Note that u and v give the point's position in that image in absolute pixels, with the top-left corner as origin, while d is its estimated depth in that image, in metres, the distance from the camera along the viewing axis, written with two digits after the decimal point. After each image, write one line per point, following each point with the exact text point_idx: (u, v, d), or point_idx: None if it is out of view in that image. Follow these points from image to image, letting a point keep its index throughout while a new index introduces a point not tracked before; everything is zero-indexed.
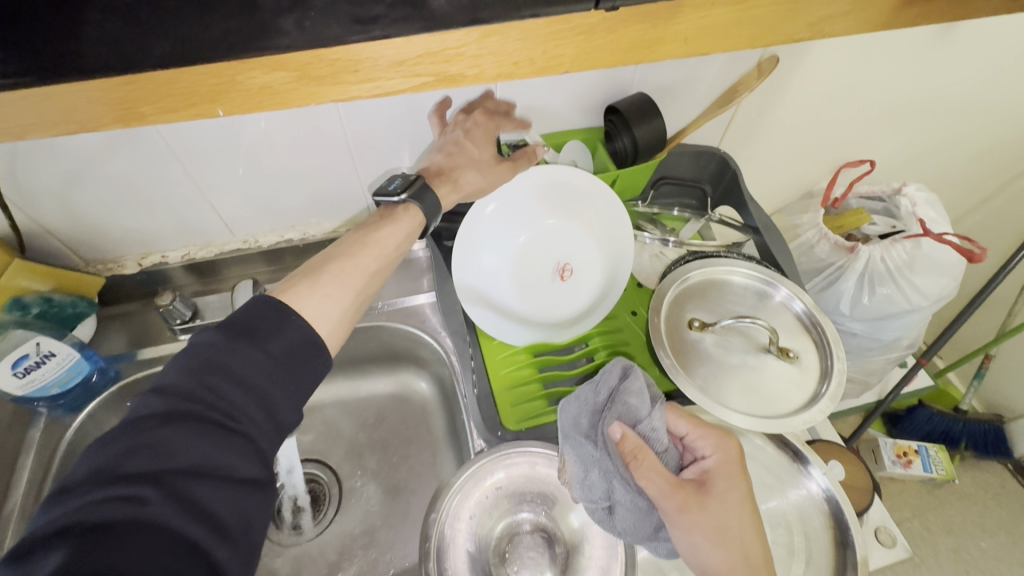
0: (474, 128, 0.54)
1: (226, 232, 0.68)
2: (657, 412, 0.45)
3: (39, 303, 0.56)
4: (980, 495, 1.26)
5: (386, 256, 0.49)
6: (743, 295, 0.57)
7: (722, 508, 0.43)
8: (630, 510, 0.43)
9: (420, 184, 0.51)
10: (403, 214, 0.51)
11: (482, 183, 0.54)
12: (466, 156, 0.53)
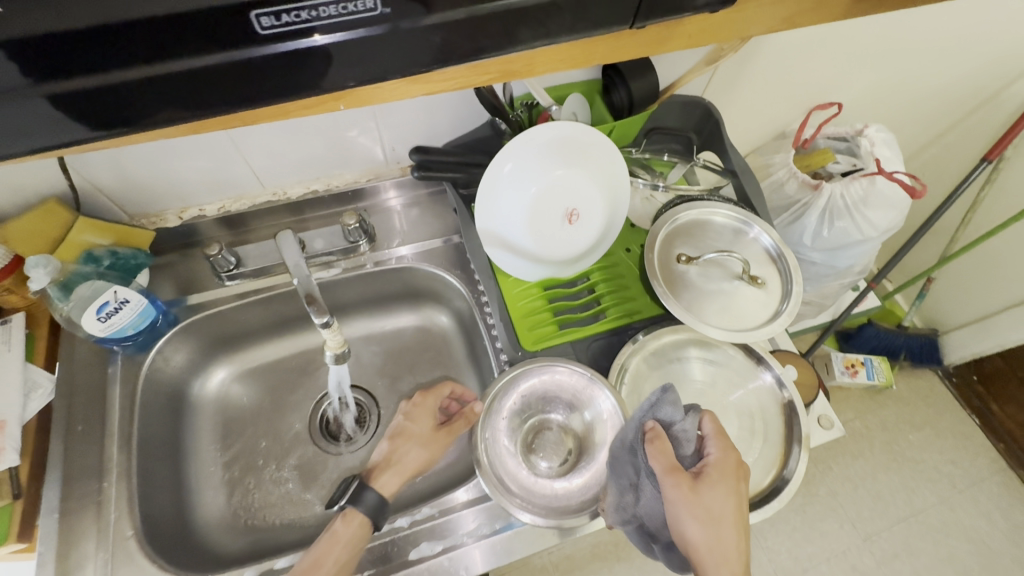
0: (413, 407, 0.66)
1: (258, 185, 0.74)
2: (690, 419, 0.53)
3: (107, 256, 0.65)
4: (912, 397, 1.47)
5: (347, 550, 0.55)
6: (721, 231, 0.67)
7: (714, 499, 0.51)
8: (644, 497, 0.52)
9: (359, 486, 0.58)
10: (352, 519, 0.57)
11: (423, 457, 0.63)
12: (404, 433, 0.64)
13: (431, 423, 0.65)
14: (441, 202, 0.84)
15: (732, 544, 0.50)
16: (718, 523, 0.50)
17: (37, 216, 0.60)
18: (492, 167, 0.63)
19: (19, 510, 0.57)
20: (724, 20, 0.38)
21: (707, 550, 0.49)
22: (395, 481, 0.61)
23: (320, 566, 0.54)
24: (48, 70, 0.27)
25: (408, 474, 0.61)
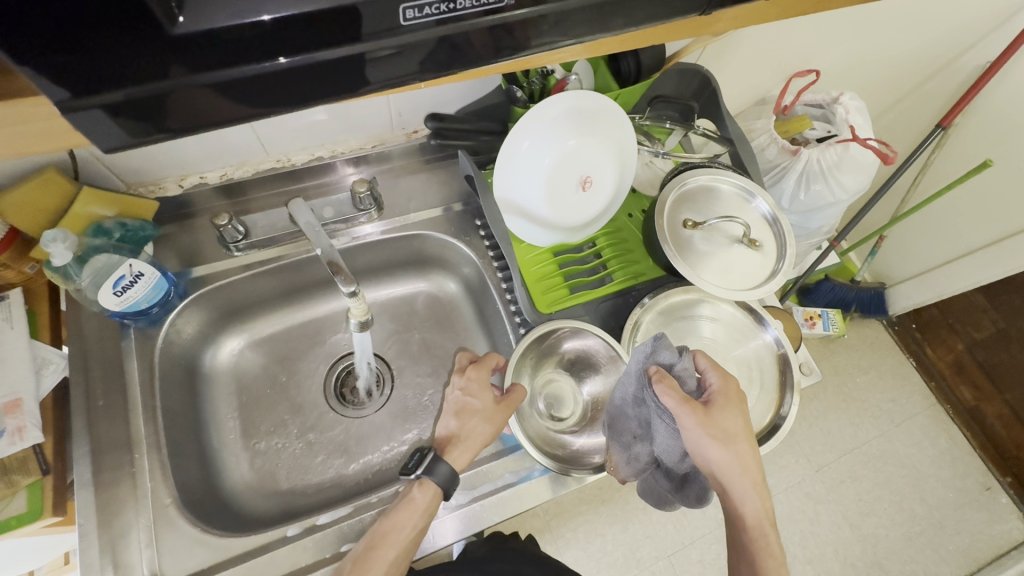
0: (472, 379, 0.67)
1: (262, 152, 0.73)
2: (686, 357, 0.59)
3: (118, 227, 0.64)
4: (862, 344, 1.62)
5: (422, 513, 0.59)
6: (722, 198, 0.71)
7: (727, 420, 0.58)
8: (663, 435, 0.59)
9: (432, 457, 0.60)
10: (424, 489, 0.59)
11: (490, 428, 0.63)
12: (466, 408, 0.65)
13: (492, 395, 0.66)
14: (445, 168, 0.84)
15: (749, 451, 0.58)
16: (732, 439, 0.57)
17: (32, 189, 0.57)
18: (510, 143, 0.65)
19: (49, 486, 0.58)
20: (755, 12, 0.42)
21: (729, 464, 0.56)
22: (463, 456, 0.62)
23: (399, 530, 0.58)
24: (132, 65, 0.27)
25: (475, 448, 0.63)
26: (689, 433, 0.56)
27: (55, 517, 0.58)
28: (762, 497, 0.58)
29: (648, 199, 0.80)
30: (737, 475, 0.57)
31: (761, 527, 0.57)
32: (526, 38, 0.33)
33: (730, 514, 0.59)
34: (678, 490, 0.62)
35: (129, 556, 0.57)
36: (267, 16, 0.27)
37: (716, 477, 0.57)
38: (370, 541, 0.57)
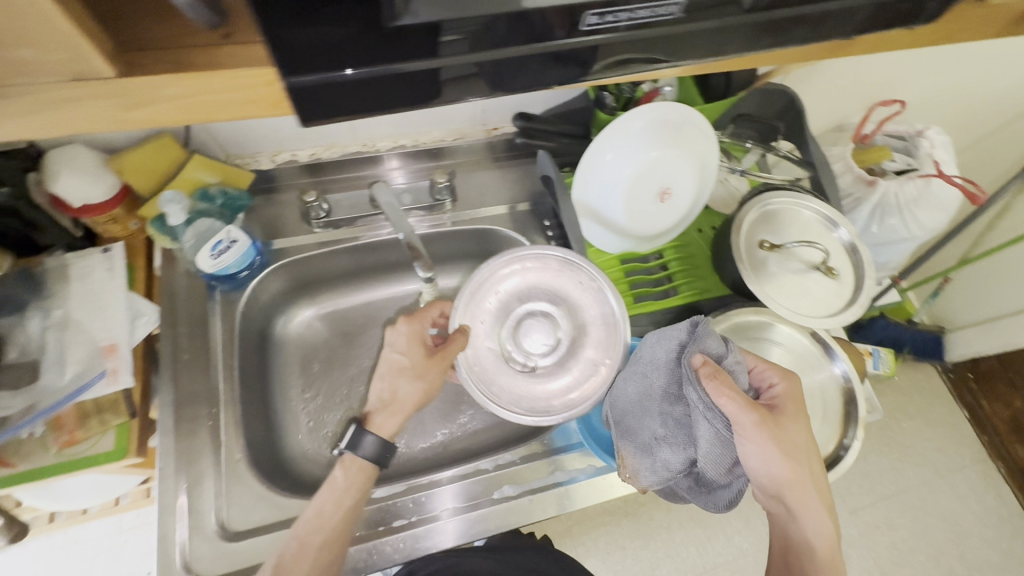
0: (400, 336, 0.69)
1: (351, 136, 0.76)
2: (735, 351, 0.57)
3: (221, 195, 0.67)
4: (911, 388, 1.55)
5: (351, 497, 0.60)
6: (802, 222, 0.70)
7: (791, 426, 0.56)
8: (712, 444, 0.54)
9: (356, 431, 0.63)
10: (347, 466, 0.62)
11: (418, 387, 0.66)
12: (398, 368, 0.67)
13: (420, 351, 0.68)
14: (519, 167, 0.86)
15: (810, 459, 0.57)
16: (796, 447, 0.56)
17: (148, 151, 0.62)
18: (592, 154, 0.67)
19: (136, 428, 0.62)
20: (878, 44, 0.42)
21: (792, 472, 0.55)
22: (394, 420, 0.66)
23: (321, 516, 0.58)
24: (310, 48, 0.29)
25: (406, 410, 0.66)
26: (746, 437, 0.54)
27: (137, 457, 0.62)
28: (829, 511, 0.57)
29: (719, 217, 0.80)
30: (799, 484, 0.56)
31: (830, 536, 0.56)
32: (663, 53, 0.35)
33: (794, 528, 0.57)
34: (708, 497, 0.58)
35: (203, 503, 0.60)
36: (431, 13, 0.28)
37: (779, 486, 0.56)
38: (294, 536, 0.57)
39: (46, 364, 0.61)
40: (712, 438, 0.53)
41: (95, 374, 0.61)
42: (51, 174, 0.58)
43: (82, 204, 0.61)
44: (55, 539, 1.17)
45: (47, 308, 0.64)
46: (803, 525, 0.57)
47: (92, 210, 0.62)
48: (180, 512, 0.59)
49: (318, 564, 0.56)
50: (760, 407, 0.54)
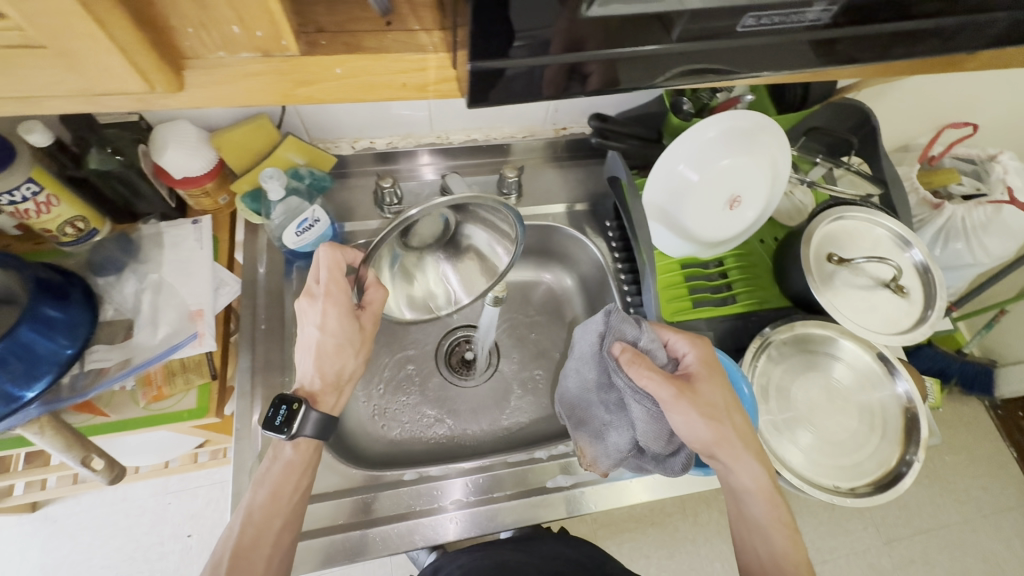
0: (326, 316, 0.58)
1: (427, 127, 0.79)
2: (647, 331, 0.60)
3: (308, 175, 0.72)
4: (955, 421, 1.50)
5: (301, 476, 0.57)
6: (871, 239, 0.70)
7: (707, 392, 0.58)
8: (647, 421, 0.60)
9: (302, 412, 0.55)
10: (298, 444, 0.57)
11: (355, 357, 0.61)
12: (324, 347, 0.59)
13: (354, 326, 0.60)
14: (583, 167, 0.87)
15: (733, 419, 0.58)
16: (718, 412, 0.58)
17: (245, 131, 0.67)
18: (664, 163, 0.68)
19: (216, 389, 0.66)
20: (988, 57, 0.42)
21: (720, 435, 0.57)
22: (332, 397, 0.61)
23: (279, 498, 0.55)
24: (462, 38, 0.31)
25: (343, 383, 0.61)
26: (669, 411, 0.57)
27: (215, 417, 0.66)
28: (764, 465, 0.59)
29: (783, 229, 0.79)
30: (729, 445, 0.58)
31: (770, 488, 0.58)
32: (744, 62, 0.39)
33: (736, 485, 0.59)
34: (666, 463, 0.63)
35: None
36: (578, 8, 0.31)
37: (708, 448, 0.58)
38: (249, 523, 0.53)
39: (140, 323, 0.65)
40: (645, 416, 0.60)
41: (185, 336, 0.65)
42: (159, 146, 0.63)
43: (182, 176, 0.66)
44: (107, 495, 1.23)
45: (142, 271, 0.68)
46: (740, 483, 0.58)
47: (189, 182, 0.67)
48: (253, 471, 0.63)
49: (280, 545, 0.54)
50: (676, 381, 0.58)
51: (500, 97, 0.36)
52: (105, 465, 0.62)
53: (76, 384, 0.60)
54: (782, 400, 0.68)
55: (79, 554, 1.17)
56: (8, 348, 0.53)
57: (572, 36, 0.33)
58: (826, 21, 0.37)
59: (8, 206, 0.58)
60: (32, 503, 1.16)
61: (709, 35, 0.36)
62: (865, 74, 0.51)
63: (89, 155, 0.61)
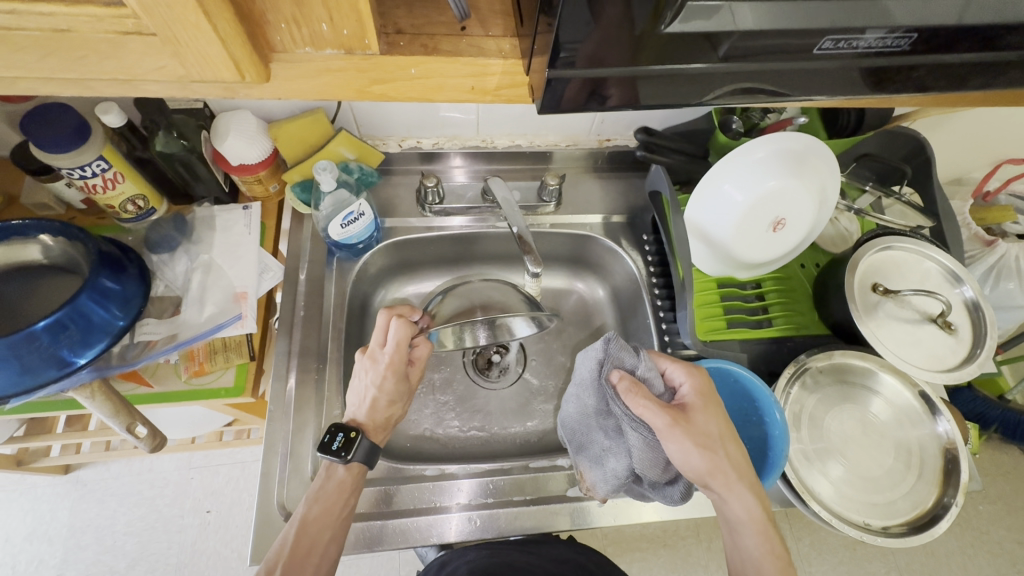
0: (384, 377, 0.62)
1: (474, 131, 0.80)
2: (644, 359, 0.60)
3: (357, 169, 0.75)
4: (992, 471, 1.42)
5: (349, 494, 0.58)
6: (919, 272, 0.68)
7: (702, 421, 0.57)
8: (643, 450, 0.58)
9: (359, 437, 0.59)
10: (350, 468, 0.59)
11: (403, 407, 0.66)
12: (380, 403, 0.63)
13: (405, 384, 0.65)
14: (623, 179, 0.87)
15: (728, 450, 0.57)
16: (713, 441, 0.57)
17: (303, 124, 0.69)
18: (711, 182, 0.67)
19: (253, 370, 0.69)
20: None
21: (715, 464, 0.56)
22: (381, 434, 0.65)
23: (331, 514, 0.56)
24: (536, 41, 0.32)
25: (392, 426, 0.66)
26: (664, 440, 0.56)
27: (250, 397, 0.69)
28: (758, 497, 0.57)
29: (825, 254, 0.77)
30: (725, 477, 0.56)
31: (766, 521, 0.57)
32: (804, 84, 0.39)
33: (730, 514, 0.57)
34: (664, 491, 0.61)
35: (302, 449, 0.65)
36: (654, 18, 0.31)
37: (703, 476, 0.56)
38: (304, 535, 0.54)
39: (188, 301, 0.68)
40: (642, 444, 0.58)
41: (229, 317, 0.67)
42: (220, 133, 0.65)
43: (238, 163, 0.68)
44: (135, 464, 1.27)
45: (195, 252, 0.72)
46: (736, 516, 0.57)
47: (245, 169, 0.69)
48: (282, 453, 0.64)
49: (326, 559, 0.55)
50: (671, 411, 0.56)
51: (559, 104, 0.37)
52: (149, 435, 0.64)
53: (126, 353, 0.63)
54: (814, 430, 0.67)
55: (104, 519, 1.22)
56: (69, 315, 0.55)
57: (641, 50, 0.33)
58: (905, 48, 0.36)
59: (79, 180, 0.61)
60: (66, 465, 1.21)
61: (774, 58, 0.36)
62: (931, 102, 0.50)
63: (155, 138, 0.64)
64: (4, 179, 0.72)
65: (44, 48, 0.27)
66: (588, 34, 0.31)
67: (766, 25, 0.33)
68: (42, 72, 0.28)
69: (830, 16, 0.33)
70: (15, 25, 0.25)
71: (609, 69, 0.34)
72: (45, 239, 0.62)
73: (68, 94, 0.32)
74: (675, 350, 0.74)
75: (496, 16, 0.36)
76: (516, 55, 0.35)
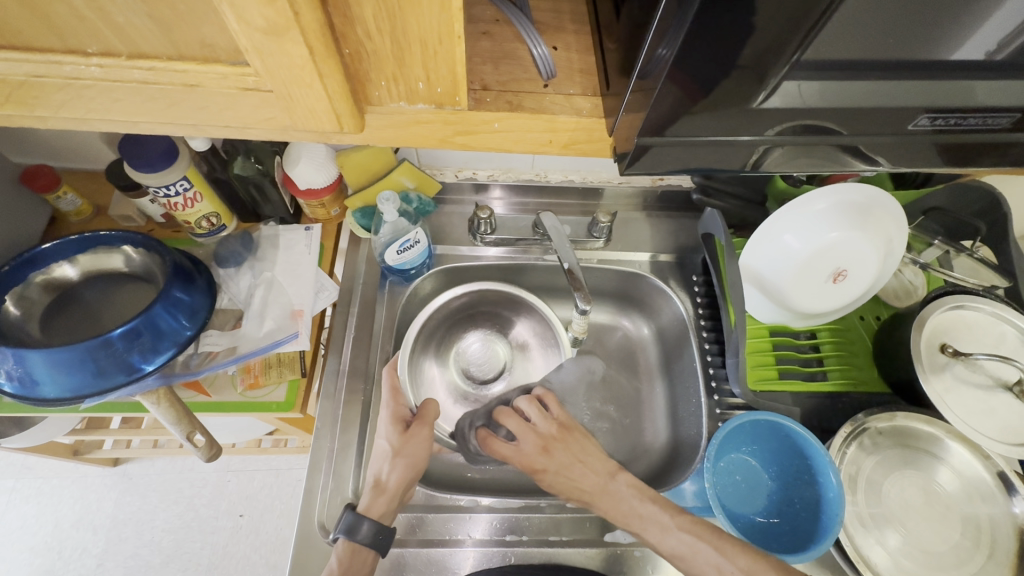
0: (383, 420, 0.66)
1: (530, 165, 0.82)
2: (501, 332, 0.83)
3: (416, 199, 0.78)
4: None
5: None
6: (990, 333, 0.65)
7: (579, 443, 0.66)
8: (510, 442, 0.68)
9: (353, 516, 0.58)
10: (352, 549, 0.57)
11: (410, 465, 0.63)
12: (382, 453, 0.63)
13: (404, 432, 0.66)
14: (676, 218, 0.87)
15: (620, 483, 0.63)
16: (575, 450, 0.66)
17: (370, 153, 0.74)
18: (770, 231, 0.66)
19: (303, 386, 0.71)
20: None
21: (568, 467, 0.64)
22: (382, 503, 0.61)
23: None
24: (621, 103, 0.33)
25: (394, 492, 0.61)
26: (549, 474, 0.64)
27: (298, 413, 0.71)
28: (684, 527, 0.58)
29: (887, 307, 0.74)
30: (637, 510, 0.60)
31: (694, 555, 0.56)
32: (877, 152, 0.39)
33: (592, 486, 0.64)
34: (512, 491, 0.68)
35: (345, 470, 0.66)
36: (736, 86, 0.31)
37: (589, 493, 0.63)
38: None
39: (249, 315, 0.71)
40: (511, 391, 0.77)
41: (287, 334, 0.70)
42: (292, 160, 0.70)
43: (306, 187, 0.72)
44: (178, 462, 1.33)
45: (258, 268, 0.75)
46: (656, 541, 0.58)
47: (311, 192, 0.73)
48: (325, 471, 0.66)
49: None
50: (552, 431, 0.67)
51: (630, 162, 0.38)
52: (205, 443, 0.67)
53: (189, 361, 0.66)
54: (872, 495, 0.63)
55: (145, 513, 1.26)
56: (143, 324, 0.59)
57: (721, 117, 0.34)
58: (1003, 120, 0.37)
59: (163, 198, 0.66)
60: (115, 458, 1.27)
61: (850, 126, 0.36)
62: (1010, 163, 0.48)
63: (235, 161, 0.69)
64: (94, 191, 0.79)
65: (174, 99, 0.30)
66: (668, 102, 0.32)
67: (843, 100, 0.34)
68: (167, 118, 0.31)
69: (907, 95, 0.34)
70: (152, 80, 0.29)
71: (680, 136, 0.35)
72: (128, 250, 0.66)
73: (179, 133, 0.35)
74: (722, 398, 0.72)
75: (577, 74, 0.38)
76: (592, 113, 0.37)
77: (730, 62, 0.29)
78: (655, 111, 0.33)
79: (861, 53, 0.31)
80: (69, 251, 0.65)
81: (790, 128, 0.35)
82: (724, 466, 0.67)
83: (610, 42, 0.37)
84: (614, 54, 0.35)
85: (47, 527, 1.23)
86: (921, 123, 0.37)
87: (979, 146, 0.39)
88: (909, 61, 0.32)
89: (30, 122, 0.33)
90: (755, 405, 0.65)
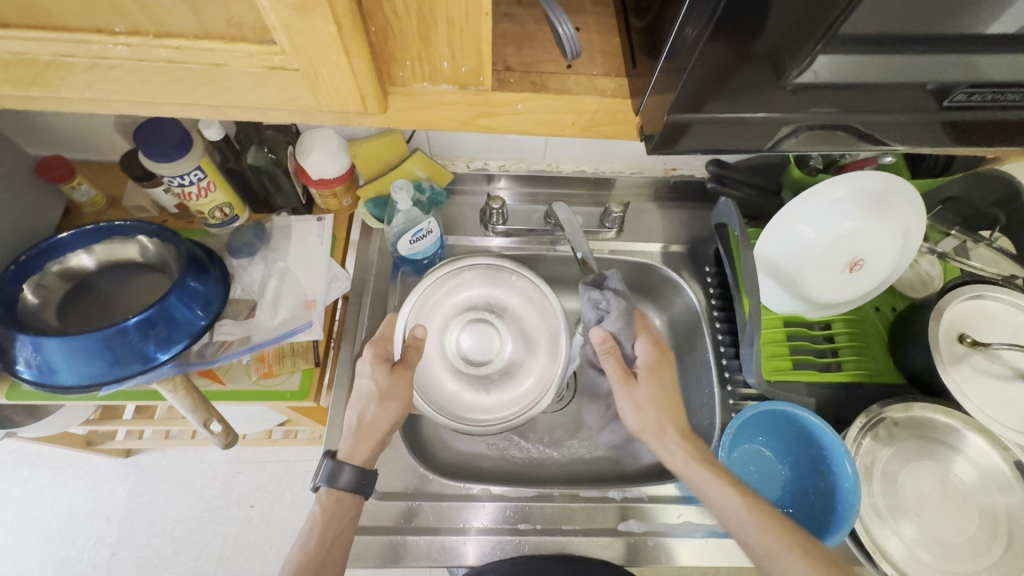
0: (366, 361, 0.63)
1: (541, 154, 0.82)
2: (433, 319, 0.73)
3: (428, 189, 0.78)
4: None
5: (327, 535, 0.57)
6: (1008, 323, 0.64)
7: (661, 375, 0.63)
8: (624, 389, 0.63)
9: (330, 464, 0.59)
10: (335, 494, 0.59)
11: (392, 405, 0.62)
12: (365, 393, 0.62)
13: (389, 374, 0.63)
14: (687, 209, 0.86)
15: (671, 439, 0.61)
16: (647, 410, 0.62)
17: (382, 143, 0.74)
18: (785, 222, 0.65)
19: (316, 376, 0.71)
20: None
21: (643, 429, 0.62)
22: (365, 448, 0.61)
23: (314, 556, 0.56)
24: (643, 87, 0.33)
25: (375, 438, 0.61)
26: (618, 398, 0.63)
27: (312, 402, 0.71)
28: (742, 491, 0.56)
29: (903, 298, 0.73)
30: (687, 466, 0.58)
31: (738, 518, 0.55)
32: (900, 134, 0.39)
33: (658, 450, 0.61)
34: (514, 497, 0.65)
35: None
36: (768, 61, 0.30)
37: (639, 431, 0.62)
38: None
39: (262, 305, 0.72)
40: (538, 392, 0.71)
41: (300, 323, 0.70)
42: (305, 150, 0.70)
43: (318, 177, 0.72)
44: (188, 453, 1.34)
45: (271, 258, 0.75)
46: (715, 507, 0.57)
47: (324, 183, 0.73)
48: None
49: None
50: (652, 362, 0.64)
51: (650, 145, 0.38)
52: (220, 430, 0.68)
53: (204, 351, 0.67)
54: (888, 485, 0.63)
55: (157, 504, 1.28)
56: (159, 313, 0.59)
57: (746, 96, 0.33)
58: None
59: (177, 188, 0.66)
60: (127, 449, 1.28)
61: (871, 107, 0.36)
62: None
63: (247, 152, 0.69)
64: (108, 181, 0.79)
65: (198, 80, 0.30)
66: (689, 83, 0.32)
67: (872, 80, 0.34)
68: (192, 99, 0.31)
69: (937, 75, 0.34)
70: (177, 59, 0.29)
71: (701, 116, 0.34)
72: (143, 240, 0.67)
73: (202, 117, 0.35)
74: (735, 388, 0.72)
75: (597, 57, 0.38)
76: (613, 95, 0.36)
77: (757, 41, 0.29)
78: (677, 88, 0.32)
79: (890, 28, 0.31)
80: (84, 240, 0.65)
81: (812, 111, 0.35)
82: (737, 456, 0.67)
83: (634, 21, 0.36)
84: (639, 35, 0.35)
85: (61, 516, 1.25)
86: (946, 104, 0.36)
87: (1005, 127, 0.39)
88: (938, 35, 0.32)
89: (54, 103, 0.33)
90: (770, 395, 0.65)
